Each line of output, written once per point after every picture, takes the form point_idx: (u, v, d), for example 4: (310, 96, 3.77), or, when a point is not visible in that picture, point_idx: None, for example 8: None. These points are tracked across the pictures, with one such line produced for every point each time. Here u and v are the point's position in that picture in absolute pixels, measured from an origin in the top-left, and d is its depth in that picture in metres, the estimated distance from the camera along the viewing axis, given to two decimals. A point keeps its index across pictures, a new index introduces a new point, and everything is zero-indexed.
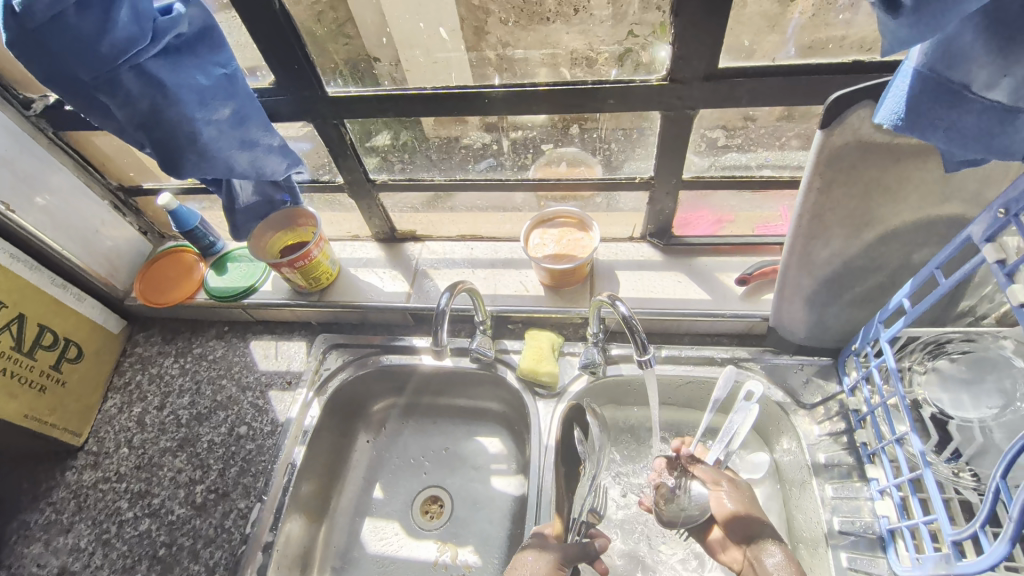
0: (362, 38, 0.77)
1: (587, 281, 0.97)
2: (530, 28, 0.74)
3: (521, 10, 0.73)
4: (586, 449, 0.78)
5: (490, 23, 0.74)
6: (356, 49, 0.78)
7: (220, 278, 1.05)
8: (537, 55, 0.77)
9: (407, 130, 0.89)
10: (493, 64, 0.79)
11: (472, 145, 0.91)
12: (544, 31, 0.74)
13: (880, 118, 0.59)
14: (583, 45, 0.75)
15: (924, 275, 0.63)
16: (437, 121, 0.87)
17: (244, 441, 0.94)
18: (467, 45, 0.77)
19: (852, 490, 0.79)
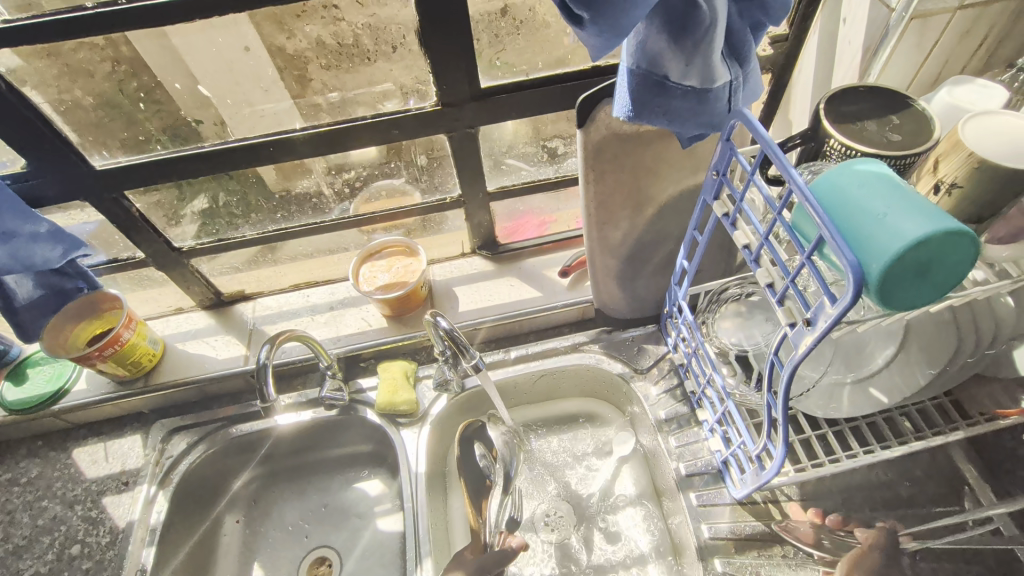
0: (175, 103, 0.75)
1: (428, 303, 0.99)
2: (355, 70, 0.77)
3: (339, 54, 0.75)
4: (490, 464, 0.87)
5: (312, 69, 0.76)
6: (171, 115, 0.76)
7: (19, 388, 0.92)
8: (364, 95, 0.79)
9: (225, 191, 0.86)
10: (325, 110, 0.80)
11: (305, 193, 0.91)
12: (367, 72, 0.77)
13: (617, 112, 0.67)
14: (411, 80, 0.77)
15: (688, 237, 0.74)
16: (279, 174, 0.87)
17: (78, 562, 0.83)
18: (292, 94, 0.78)
19: (694, 435, 0.89)
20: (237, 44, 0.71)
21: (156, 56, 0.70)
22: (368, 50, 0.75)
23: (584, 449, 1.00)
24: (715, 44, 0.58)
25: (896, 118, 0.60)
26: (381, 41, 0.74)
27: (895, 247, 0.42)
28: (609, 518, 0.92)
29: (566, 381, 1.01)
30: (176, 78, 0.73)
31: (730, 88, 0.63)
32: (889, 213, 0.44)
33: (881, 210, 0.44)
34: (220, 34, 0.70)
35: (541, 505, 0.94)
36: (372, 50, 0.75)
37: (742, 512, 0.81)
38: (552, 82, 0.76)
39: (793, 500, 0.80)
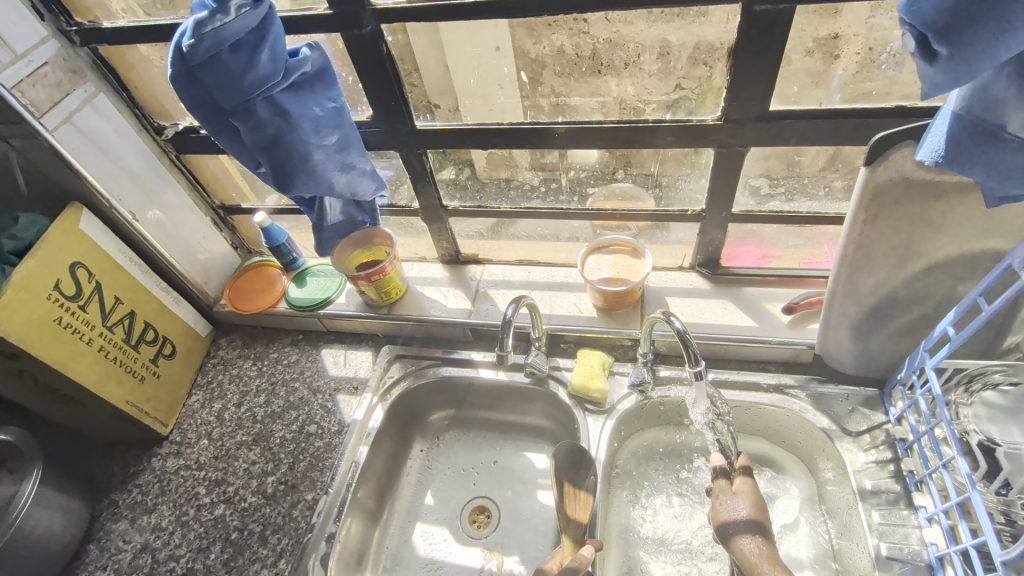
0: (425, 85, 0.87)
1: (638, 305, 1.02)
2: (583, 80, 0.83)
3: (576, 64, 0.81)
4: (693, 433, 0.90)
5: (546, 75, 0.83)
6: (421, 96, 0.88)
7: (300, 289, 1.16)
8: (589, 103, 0.85)
9: (466, 168, 1.00)
10: (545, 110, 0.87)
11: (523, 184, 1.01)
12: (593, 83, 0.83)
13: (921, 156, 0.66)
14: (632, 94, 0.83)
15: (968, 302, 0.70)
16: (489, 163, 0.99)
17: (313, 439, 1.02)
18: (522, 93, 0.86)
19: (900, 518, 0.80)
20: (489, 44, 0.81)
21: (423, 46, 0.83)
22: (602, 64, 0.80)
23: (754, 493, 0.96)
24: None
25: None
26: (618, 56, 0.79)
27: None
28: None
29: (758, 420, 0.97)
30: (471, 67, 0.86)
31: None
32: None
33: None
34: (477, 32, 0.79)
35: (697, 533, 0.93)
36: (604, 66, 0.80)
37: None
38: (848, 114, 0.74)
39: None
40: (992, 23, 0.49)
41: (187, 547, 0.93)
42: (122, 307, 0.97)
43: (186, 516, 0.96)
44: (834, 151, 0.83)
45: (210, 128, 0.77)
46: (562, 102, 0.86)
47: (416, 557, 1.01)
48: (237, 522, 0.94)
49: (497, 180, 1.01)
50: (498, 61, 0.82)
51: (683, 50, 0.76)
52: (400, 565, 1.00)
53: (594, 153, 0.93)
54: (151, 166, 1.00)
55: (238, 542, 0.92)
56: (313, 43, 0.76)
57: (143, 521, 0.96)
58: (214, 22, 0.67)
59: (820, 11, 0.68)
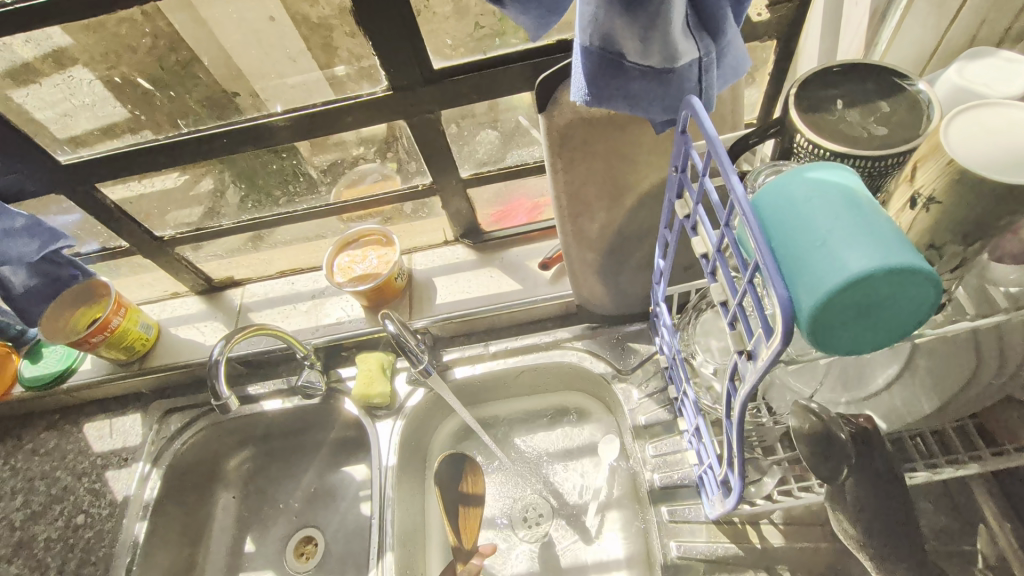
0: (210, 75, 0.74)
1: (407, 294, 0.96)
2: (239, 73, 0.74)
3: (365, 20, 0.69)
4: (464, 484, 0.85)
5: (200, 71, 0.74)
6: (208, 89, 0.75)
7: (35, 365, 1.00)
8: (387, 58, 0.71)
9: (226, 171, 0.86)
10: (352, 78, 0.75)
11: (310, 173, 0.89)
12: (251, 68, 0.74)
13: (574, 98, 0.59)
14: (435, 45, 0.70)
15: (660, 237, 0.66)
16: (313, 147, 0.84)
17: (82, 531, 0.90)
18: (319, 64, 0.74)
19: (673, 444, 0.82)
20: (262, 13, 0.69)
21: (188, 29, 0.70)
22: None
23: (563, 446, 0.97)
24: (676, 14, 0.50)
25: (885, 105, 0.46)
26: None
27: (832, 283, 0.34)
28: (587, 518, 0.91)
29: (549, 377, 0.96)
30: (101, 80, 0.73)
31: (699, 65, 0.56)
32: (830, 238, 0.36)
33: (823, 233, 0.36)
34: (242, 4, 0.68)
35: (519, 501, 0.94)
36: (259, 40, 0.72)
37: (717, 531, 0.75)
38: (511, 60, 0.70)
39: (776, 523, 0.73)
40: None
41: None
42: None
43: None
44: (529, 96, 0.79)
45: None
46: (262, 91, 0.76)
47: None
48: None
49: (213, 195, 0.89)
50: (278, 32, 0.71)
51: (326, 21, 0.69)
52: None
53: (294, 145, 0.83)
54: None
55: None
56: None
57: None
58: None
59: None
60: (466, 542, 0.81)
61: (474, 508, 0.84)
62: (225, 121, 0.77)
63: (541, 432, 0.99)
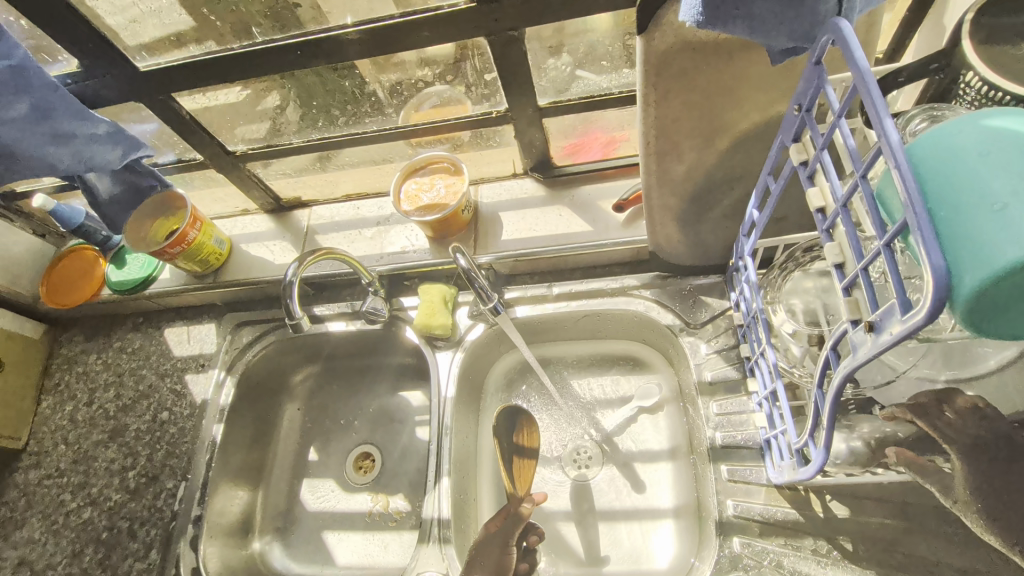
0: None
1: (473, 226, 0.94)
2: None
3: None
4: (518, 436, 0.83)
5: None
6: None
7: (120, 271, 1.05)
8: None
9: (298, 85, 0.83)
10: None
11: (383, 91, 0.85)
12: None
13: (682, 18, 0.51)
14: None
15: (761, 183, 0.60)
16: (390, 62, 0.80)
17: (167, 426, 0.98)
18: None
19: (740, 405, 0.79)
20: None
21: None
22: None
23: (619, 393, 0.96)
24: None
25: None
26: None
27: (1004, 260, 0.29)
28: (638, 465, 0.90)
29: (611, 323, 0.93)
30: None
31: None
32: (1009, 204, 0.30)
33: (999, 201, 0.30)
34: None
35: (570, 442, 0.95)
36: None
37: (777, 495, 0.73)
38: None
39: (843, 495, 0.70)
40: None
41: (61, 555, 0.91)
42: None
43: (55, 524, 0.94)
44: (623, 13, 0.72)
45: None
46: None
47: (307, 512, 1.01)
48: (105, 522, 0.92)
49: (285, 111, 0.87)
50: None
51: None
52: (291, 525, 1.00)
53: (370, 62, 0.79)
54: None
55: (108, 541, 0.91)
56: None
57: (16, 537, 0.94)
58: None
59: None
60: (521, 489, 0.80)
61: (529, 459, 0.82)
62: (296, 32, 0.73)
63: (595, 380, 0.98)
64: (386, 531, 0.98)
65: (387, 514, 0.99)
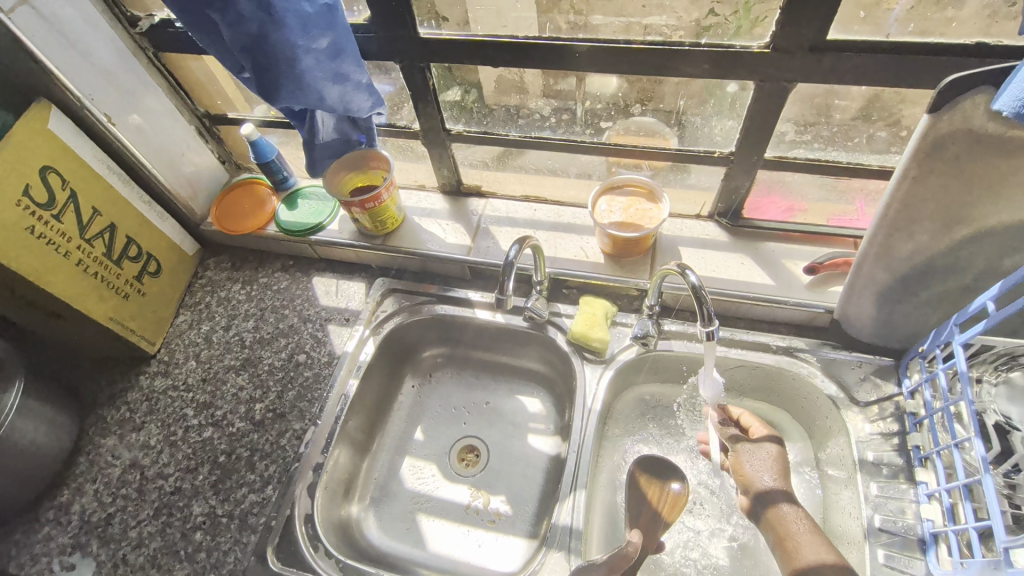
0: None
1: (649, 254, 0.96)
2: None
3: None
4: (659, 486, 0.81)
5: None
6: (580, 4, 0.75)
7: (290, 212, 1.09)
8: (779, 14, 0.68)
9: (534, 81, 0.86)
10: (727, 25, 0.72)
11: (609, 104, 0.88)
12: (619, 3, 0.73)
13: (998, 106, 0.57)
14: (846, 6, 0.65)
15: (1017, 276, 0.64)
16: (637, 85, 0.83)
17: (302, 369, 0.99)
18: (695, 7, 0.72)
19: (897, 491, 0.78)
20: None
21: None
22: None
23: None
24: None
25: None
26: None
27: None
28: None
29: (762, 379, 0.93)
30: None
31: None
32: None
33: None
34: None
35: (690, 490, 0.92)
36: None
37: None
38: (916, 50, 0.64)
39: None
40: None
41: (175, 467, 0.92)
42: (101, 219, 0.92)
43: (173, 436, 0.95)
44: (884, 92, 0.74)
45: (187, 19, 0.69)
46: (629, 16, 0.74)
47: (404, 489, 1.00)
48: (225, 446, 0.93)
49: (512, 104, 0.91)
50: None
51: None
52: (388, 497, 0.99)
53: (624, 82, 0.83)
54: (125, 63, 0.91)
55: (225, 466, 0.91)
56: None
57: (131, 438, 0.95)
58: None
59: None
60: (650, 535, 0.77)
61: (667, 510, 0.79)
62: (573, 37, 0.77)
63: None
64: (482, 530, 0.95)
65: (486, 513, 0.97)
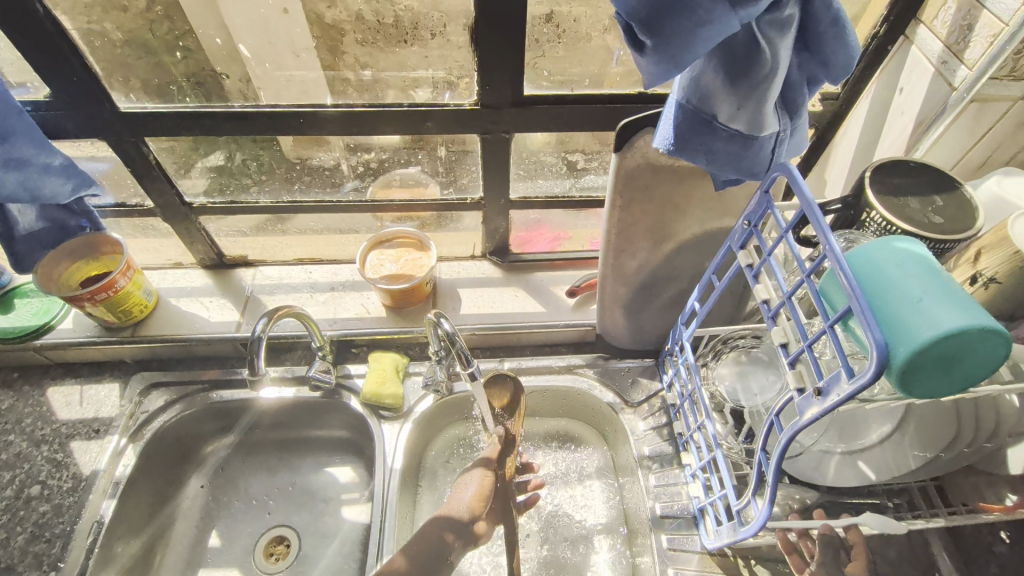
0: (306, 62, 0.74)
1: (430, 300, 0.99)
2: (389, 49, 0.73)
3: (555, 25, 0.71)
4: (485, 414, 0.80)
5: (345, 40, 0.72)
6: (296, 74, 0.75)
7: (6, 317, 0.91)
8: None
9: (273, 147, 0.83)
10: (442, 84, 0.76)
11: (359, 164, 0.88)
12: (399, 55, 0.74)
13: (657, 145, 0.63)
14: (535, 64, 0.74)
15: (705, 280, 0.74)
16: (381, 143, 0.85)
17: (35, 504, 0.82)
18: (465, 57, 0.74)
19: (672, 477, 0.87)
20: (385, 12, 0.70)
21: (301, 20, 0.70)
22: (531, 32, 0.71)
23: (558, 470, 0.98)
24: (771, 91, 0.56)
25: (939, 199, 0.60)
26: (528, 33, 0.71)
27: (924, 334, 0.42)
28: (586, 545, 0.90)
29: (554, 400, 0.99)
30: (183, 34, 0.71)
31: (777, 139, 0.60)
32: (924, 299, 0.43)
33: (916, 294, 0.43)
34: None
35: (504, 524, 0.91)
36: (410, 31, 0.72)
37: (710, 562, 0.80)
38: (593, 100, 0.76)
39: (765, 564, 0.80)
40: (686, 11, 0.46)
41: None
42: None
43: None
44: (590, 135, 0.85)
45: None
46: (349, 80, 0.75)
47: None
48: None
49: (257, 171, 0.86)
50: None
51: (437, 29, 0.71)
52: None
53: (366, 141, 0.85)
54: None
55: None
56: None
57: None
58: None
59: None
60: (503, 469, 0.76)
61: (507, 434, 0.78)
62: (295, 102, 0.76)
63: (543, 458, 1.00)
64: None
65: None
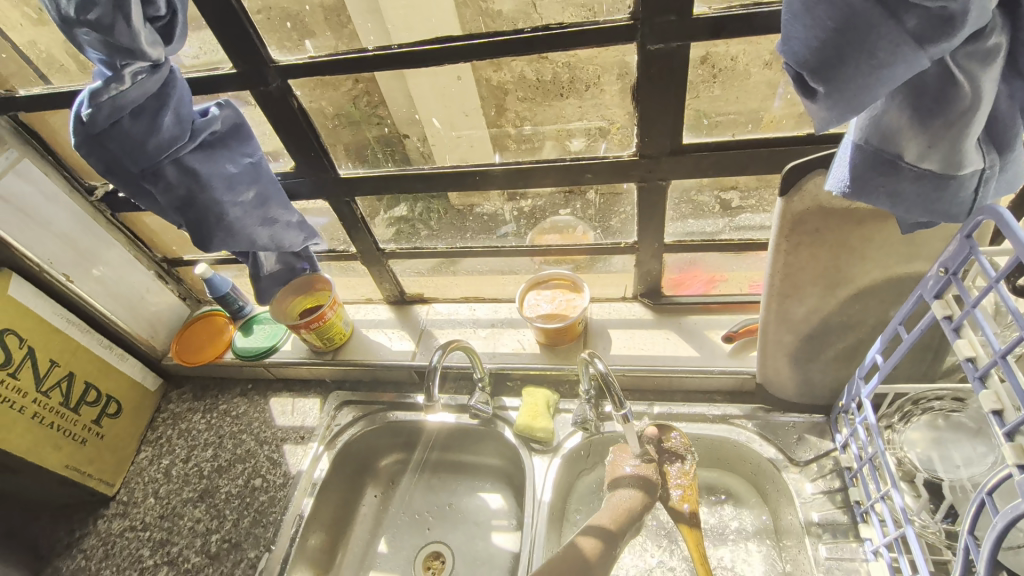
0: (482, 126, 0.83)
1: (581, 339, 1.03)
2: (548, 103, 0.79)
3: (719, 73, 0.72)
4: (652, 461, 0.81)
5: (511, 100, 0.79)
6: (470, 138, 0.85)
7: (246, 338, 1.15)
8: None
9: (451, 199, 0.95)
10: (602, 136, 0.81)
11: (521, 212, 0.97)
12: (558, 106, 0.79)
13: (829, 186, 0.59)
14: (694, 113, 0.76)
15: (890, 331, 0.68)
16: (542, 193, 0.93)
17: (257, 493, 1.00)
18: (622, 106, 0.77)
19: (849, 551, 0.78)
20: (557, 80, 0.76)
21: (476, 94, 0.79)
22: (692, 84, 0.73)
23: (713, 525, 0.92)
24: (974, 127, 0.49)
25: None
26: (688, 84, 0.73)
27: None
28: None
29: (709, 449, 0.95)
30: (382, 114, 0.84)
31: (979, 176, 0.53)
32: None
33: None
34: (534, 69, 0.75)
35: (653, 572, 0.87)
36: (569, 86, 0.76)
37: None
38: (756, 144, 0.75)
39: None
40: (868, 57, 0.45)
41: None
42: (59, 369, 0.97)
43: None
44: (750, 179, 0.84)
45: (126, 190, 0.77)
46: (518, 138, 0.84)
47: None
48: None
49: (437, 221, 0.99)
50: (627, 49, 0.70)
51: (600, 90, 0.76)
52: None
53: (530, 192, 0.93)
54: (84, 227, 1.00)
55: None
56: (224, 101, 0.76)
57: None
58: (109, 91, 0.65)
59: (710, 48, 0.69)
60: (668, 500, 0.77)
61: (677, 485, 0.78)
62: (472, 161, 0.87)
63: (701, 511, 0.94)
64: None
65: None
